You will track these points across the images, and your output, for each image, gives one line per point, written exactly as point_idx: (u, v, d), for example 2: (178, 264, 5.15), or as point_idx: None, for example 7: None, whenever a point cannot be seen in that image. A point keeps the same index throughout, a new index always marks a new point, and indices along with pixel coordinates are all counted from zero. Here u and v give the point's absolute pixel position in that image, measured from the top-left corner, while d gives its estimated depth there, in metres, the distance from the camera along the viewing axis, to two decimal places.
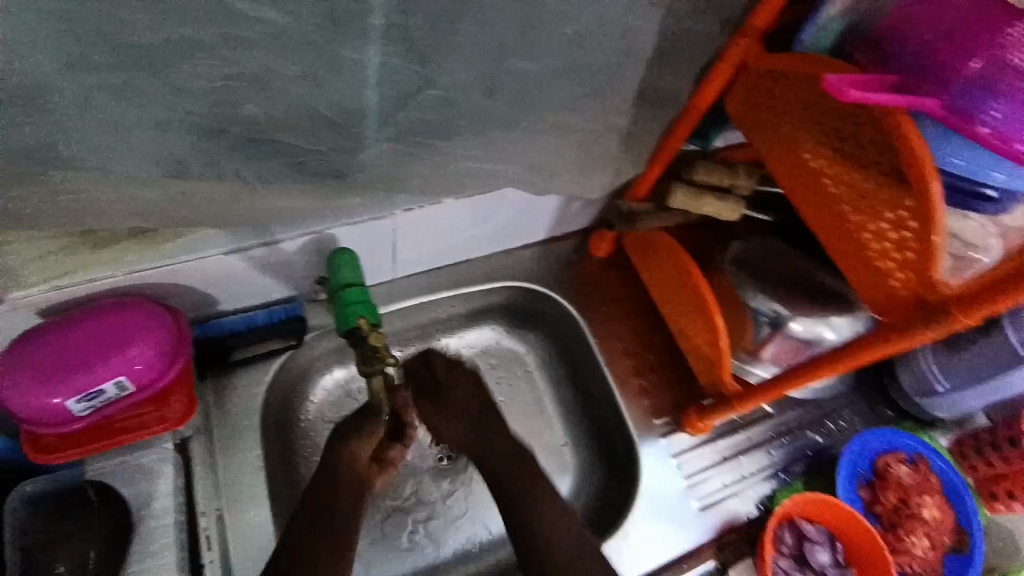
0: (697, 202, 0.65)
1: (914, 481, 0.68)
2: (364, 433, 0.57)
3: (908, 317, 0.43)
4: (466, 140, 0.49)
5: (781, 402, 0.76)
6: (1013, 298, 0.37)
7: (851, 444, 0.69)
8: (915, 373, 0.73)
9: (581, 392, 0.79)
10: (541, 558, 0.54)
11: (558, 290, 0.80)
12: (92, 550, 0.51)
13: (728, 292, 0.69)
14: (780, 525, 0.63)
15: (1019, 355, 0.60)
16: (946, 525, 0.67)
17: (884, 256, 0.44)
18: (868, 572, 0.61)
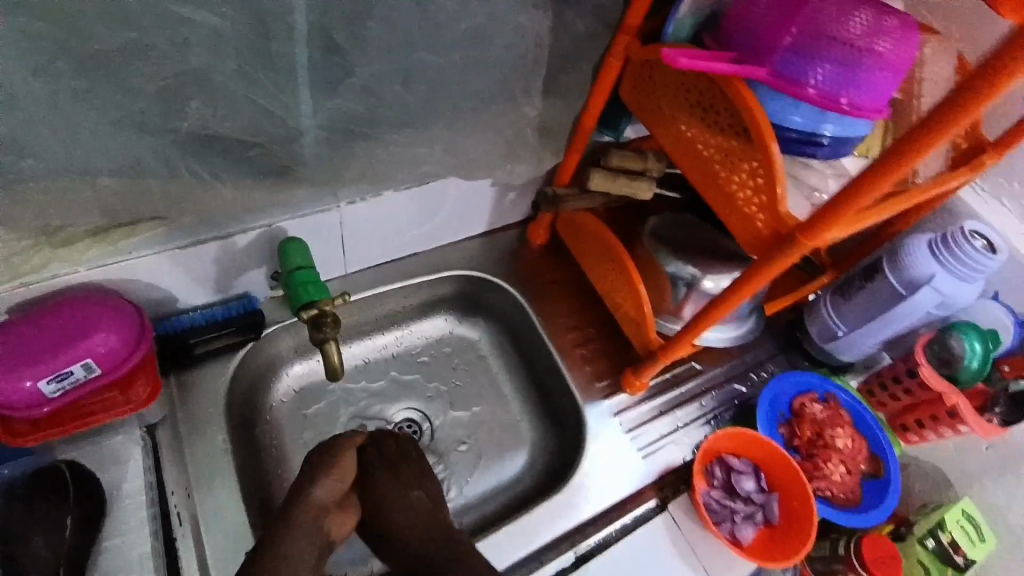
0: (613, 183, 0.74)
1: (825, 415, 0.77)
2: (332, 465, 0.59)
3: (772, 248, 0.51)
4: (394, 128, 0.56)
5: (708, 360, 0.84)
6: (840, 219, 0.46)
7: (767, 389, 0.78)
8: (819, 322, 0.83)
9: (531, 367, 0.85)
10: None
11: (503, 276, 0.87)
12: (69, 517, 0.53)
13: (649, 261, 0.78)
14: (710, 462, 0.71)
15: (899, 294, 0.73)
16: (860, 452, 0.76)
17: (747, 204, 0.53)
18: (789, 496, 0.69)
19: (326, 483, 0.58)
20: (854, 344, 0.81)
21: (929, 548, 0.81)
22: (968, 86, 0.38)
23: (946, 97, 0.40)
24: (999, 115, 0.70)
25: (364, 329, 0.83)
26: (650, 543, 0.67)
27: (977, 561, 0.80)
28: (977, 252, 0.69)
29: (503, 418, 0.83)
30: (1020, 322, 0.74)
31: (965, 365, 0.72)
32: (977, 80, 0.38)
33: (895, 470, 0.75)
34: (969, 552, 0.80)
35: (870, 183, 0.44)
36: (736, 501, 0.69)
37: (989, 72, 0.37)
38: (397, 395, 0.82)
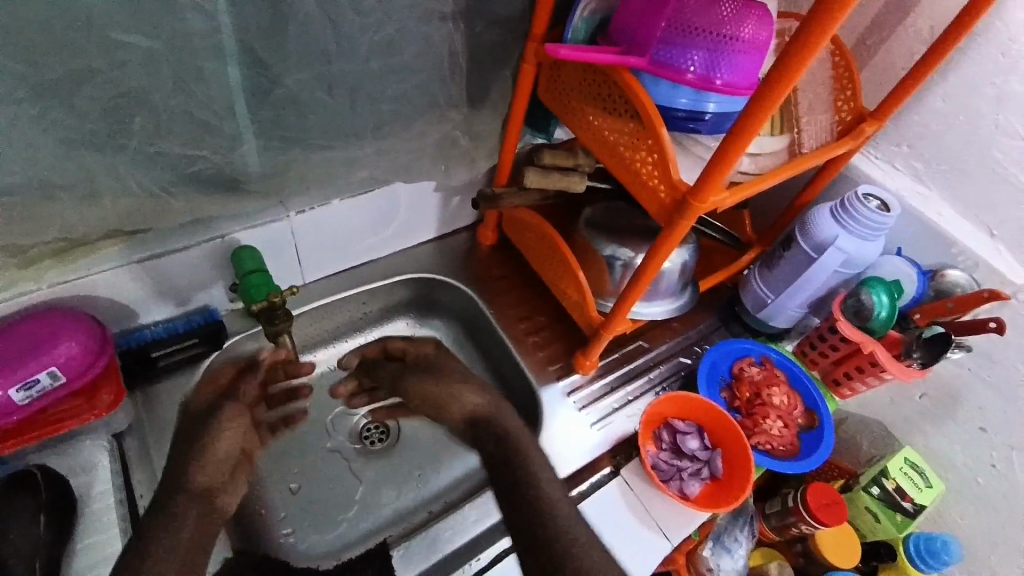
0: (547, 178, 0.80)
1: (761, 376, 0.83)
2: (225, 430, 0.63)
3: (672, 215, 0.58)
4: (323, 128, 0.64)
5: (654, 338, 0.90)
6: (717, 181, 0.53)
7: (704, 359, 0.84)
8: (751, 294, 0.90)
9: (490, 360, 0.90)
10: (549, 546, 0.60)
11: (456, 277, 0.92)
12: (42, 515, 0.55)
13: (589, 248, 0.83)
14: (658, 427, 0.76)
15: (812, 257, 0.80)
16: (795, 407, 0.82)
17: (649, 178, 0.60)
18: (731, 451, 0.74)
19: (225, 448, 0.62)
20: (782, 309, 0.87)
21: (874, 494, 0.83)
22: (785, 55, 0.46)
23: (772, 71, 0.47)
24: (877, 88, 0.79)
25: (327, 337, 0.87)
26: (608, 506, 0.71)
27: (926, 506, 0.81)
28: (873, 213, 0.76)
29: None
30: (923, 273, 0.80)
31: (875, 316, 0.78)
32: (788, 56, 0.45)
33: (828, 422, 0.81)
34: (916, 498, 0.81)
35: (735, 145, 0.51)
36: (682, 459, 0.73)
37: (796, 49, 0.45)
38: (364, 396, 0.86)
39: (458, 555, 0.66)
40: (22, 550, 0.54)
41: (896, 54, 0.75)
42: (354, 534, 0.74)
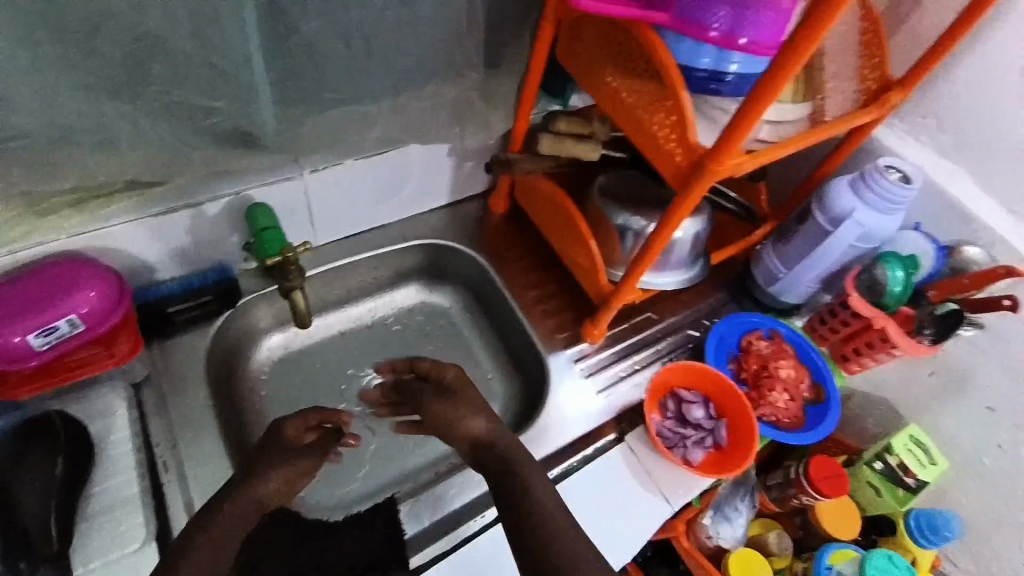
0: (561, 146, 0.80)
1: (769, 349, 0.83)
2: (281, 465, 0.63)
3: (688, 178, 0.57)
4: (339, 85, 0.64)
5: (663, 310, 0.90)
6: (734, 143, 0.52)
7: (711, 333, 0.84)
8: (763, 269, 0.89)
9: (498, 328, 0.90)
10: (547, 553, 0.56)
11: (466, 244, 0.92)
12: (59, 458, 0.58)
13: (601, 219, 0.82)
14: (664, 396, 0.76)
15: (827, 230, 0.79)
16: (803, 380, 0.82)
17: (665, 141, 0.59)
18: (735, 421, 0.74)
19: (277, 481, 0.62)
20: (795, 283, 0.86)
21: (877, 470, 0.84)
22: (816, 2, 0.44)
23: (796, 28, 0.46)
24: (905, 56, 0.76)
25: (336, 301, 0.88)
26: (609, 470, 0.72)
27: (928, 483, 0.81)
28: (893, 185, 0.74)
29: (474, 376, 0.88)
30: (941, 249, 0.78)
31: (888, 291, 0.77)
32: (813, 13, 0.44)
33: (834, 395, 0.81)
34: (919, 474, 0.81)
35: (754, 106, 0.50)
36: (686, 428, 0.74)
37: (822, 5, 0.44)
38: (371, 360, 0.87)
39: (459, 515, 0.68)
40: (40, 488, 0.56)
41: (931, 20, 0.72)
42: (361, 490, 0.76)
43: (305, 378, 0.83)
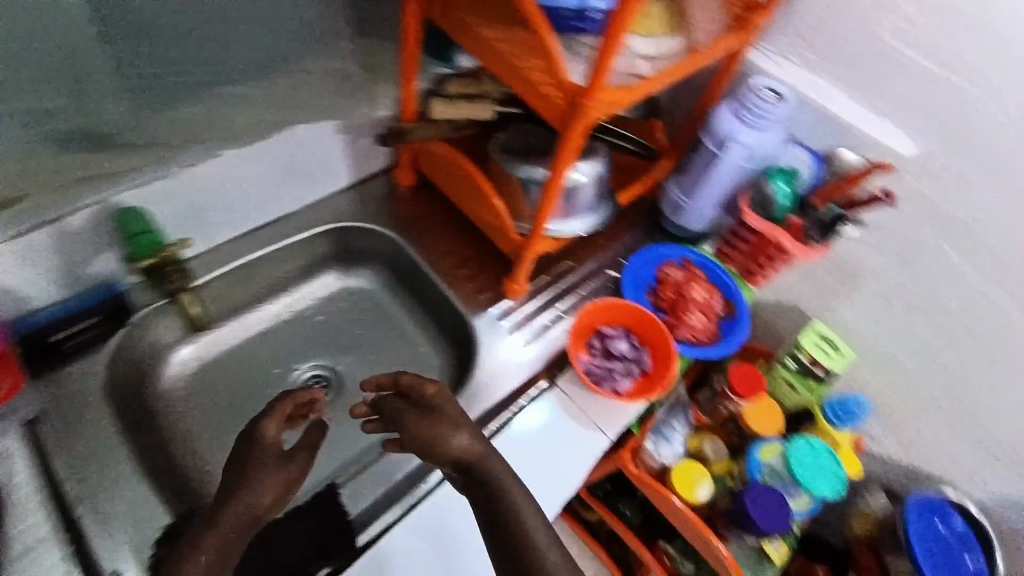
0: (453, 107, 0.81)
1: (681, 276, 0.87)
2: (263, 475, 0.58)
3: (567, 118, 0.58)
4: (183, 65, 0.70)
5: (580, 257, 0.92)
6: (602, 76, 0.53)
7: (626, 270, 0.88)
8: (670, 202, 0.94)
9: (422, 302, 0.89)
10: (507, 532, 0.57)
11: (377, 222, 0.89)
12: None
13: (503, 174, 0.81)
14: (588, 336, 0.79)
15: (716, 154, 0.84)
16: (714, 300, 0.86)
17: (542, 84, 0.59)
18: (657, 347, 0.77)
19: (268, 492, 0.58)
20: (696, 210, 0.91)
21: (790, 367, 0.91)
22: None
23: None
24: None
25: (249, 302, 0.84)
26: (545, 415, 0.75)
27: (837, 372, 0.89)
28: (765, 103, 0.79)
29: (407, 352, 0.87)
30: (818, 158, 0.84)
31: (777, 202, 0.82)
32: None
33: (743, 309, 0.86)
34: (828, 365, 0.89)
35: (613, 36, 0.51)
36: (614, 362, 0.77)
37: None
38: (296, 356, 0.84)
39: (400, 486, 0.69)
40: None
41: None
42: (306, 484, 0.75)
43: (227, 387, 0.79)
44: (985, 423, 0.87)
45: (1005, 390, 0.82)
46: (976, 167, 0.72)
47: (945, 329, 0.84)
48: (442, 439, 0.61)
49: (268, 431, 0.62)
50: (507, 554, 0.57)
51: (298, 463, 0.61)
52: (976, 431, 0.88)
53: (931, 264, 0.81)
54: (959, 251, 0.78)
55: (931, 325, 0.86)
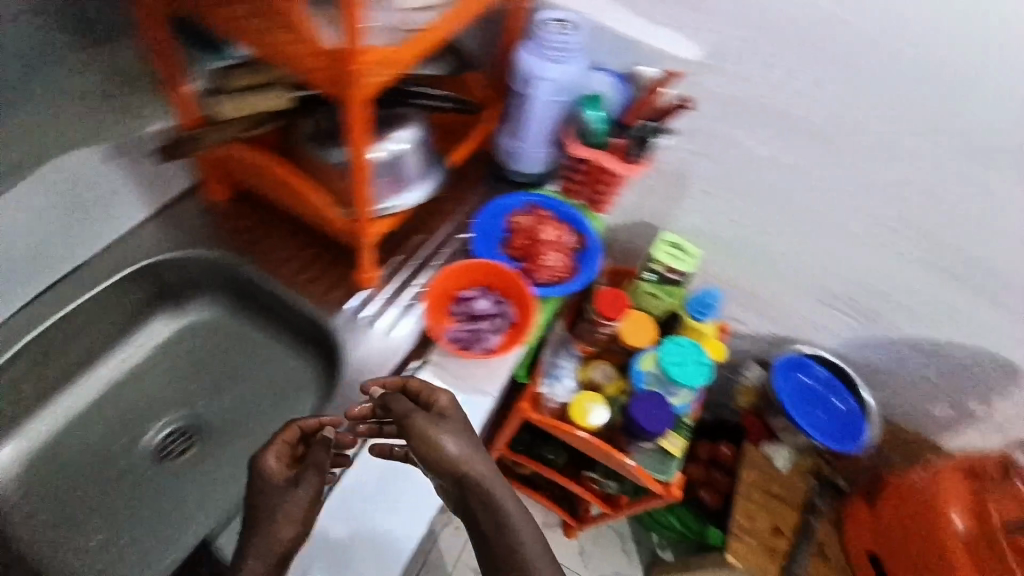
0: (244, 105, 0.73)
1: (529, 221, 0.87)
2: (277, 508, 0.57)
3: (340, 87, 0.54)
4: None
5: (430, 228, 0.90)
6: (355, 31, 0.50)
7: (476, 229, 0.87)
8: (505, 152, 0.93)
9: (270, 318, 0.83)
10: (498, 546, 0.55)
11: (197, 245, 0.81)
12: None
13: (316, 164, 0.76)
14: (449, 304, 0.78)
15: (528, 95, 0.84)
16: (566, 237, 0.87)
17: (305, 57, 0.55)
18: (516, 296, 0.77)
19: (288, 523, 0.56)
20: (526, 152, 0.92)
21: (650, 280, 0.97)
22: None
23: None
24: None
25: (71, 374, 0.77)
26: None
27: (691, 273, 0.96)
28: (556, 35, 0.79)
29: (272, 373, 0.82)
30: (622, 78, 0.86)
31: (591, 129, 0.84)
32: None
33: (593, 239, 0.88)
34: (682, 269, 0.95)
35: None
36: (479, 321, 0.77)
37: None
38: (150, 416, 0.79)
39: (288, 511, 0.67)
40: None
41: None
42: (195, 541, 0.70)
43: (76, 468, 0.74)
44: (812, 271, 0.99)
45: (818, 238, 0.93)
46: (738, 51, 0.78)
47: (766, 207, 0.93)
48: (435, 449, 0.57)
49: (271, 468, 0.59)
50: (493, 551, 0.56)
51: (306, 487, 0.58)
52: (810, 282, 1.00)
53: (735, 151, 0.88)
54: (751, 134, 0.85)
55: (754, 207, 0.94)
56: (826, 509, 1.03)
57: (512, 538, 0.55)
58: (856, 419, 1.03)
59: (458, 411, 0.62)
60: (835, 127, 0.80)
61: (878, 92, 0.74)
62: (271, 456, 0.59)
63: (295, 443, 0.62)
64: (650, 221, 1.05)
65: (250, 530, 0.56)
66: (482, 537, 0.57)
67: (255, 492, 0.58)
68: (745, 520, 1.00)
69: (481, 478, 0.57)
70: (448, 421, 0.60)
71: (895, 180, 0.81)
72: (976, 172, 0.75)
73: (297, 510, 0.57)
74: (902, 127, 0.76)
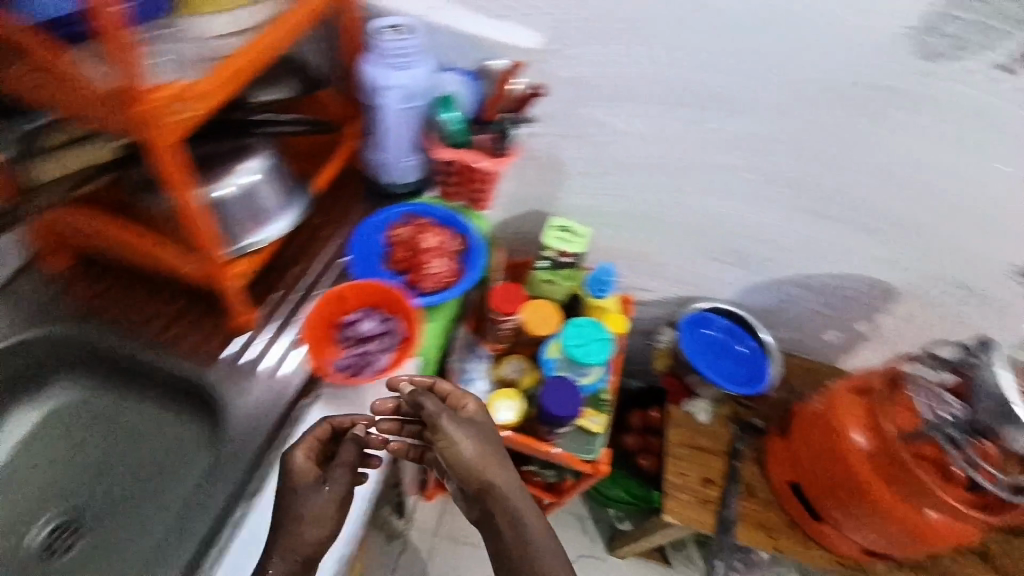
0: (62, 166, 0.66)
1: (408, 232, 0.85)
2: (306, 505, 0.61)
3: (131, 129, 0.53)
4: None
5: (306, 255, 0.85)
6: (123, 69, 0.50)
7: (352, 249, 0.84)
8: (377, 167, 0.91)
9: (141, 383, 0.77)
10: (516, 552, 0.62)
11: (43, 322, 0.75)
12: None
13: (156, 214, 0.71)
14: (335, 331, 0.75)
15: (382, 105, 0.82)
16: (448, 241, 0.86)
17: (92, 108, 0.54)
18: (401, 309, 0.75)
19: (315, 519, 0.61)
20: (394, 161, 0.89)
21: (545, 267, 0.98)
22: None
23: None
24: None
25: None
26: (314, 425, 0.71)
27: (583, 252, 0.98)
28: (391, 40, 0.78)
29: (154, 443, 0.76)
30: (474, 74, 0.85)
31: (451, 131, 0.83)
32: None
33: (476, 239, 0.87)
34: (573, 251, 0.97)
35: (105, 26, 0.48)
36: (367, 343, 0.74)
37: None
38: (27, 516, 0.71)
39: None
40: None
41: None
42: None
43: None
44: (694, 230, 1.02)
45: (690, 198, 0.97)
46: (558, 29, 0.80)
47: (634, 175, 0.96)
48: (462, 454, 0.63)
49: (302, 468, 0.63)
50: (506, 552, 0.63)
51: (335, 484, 0.63)
52: (694, 241, 1.04)
53: (593, 128, 0.90)
54: (599, 108, 0.87)
55: (624, 178, 0.97)
56: (749, 450, 1.07)
57: (523, 532, 0.62)
58: (758, 360, 1.10)
59: (480, 419, 0.68)
60: (666, 89, 0.82)
61: (696, 53, 0.78)
62: (303, 456, 0.64)
63: (321, 442, 0.66)
64: (536, 207, 1.06)
65: (280, 527, 0.61)
66: (499, 539, 0.63)
67: (287, 491, 0.62)
68: (676, 479, 1.04)
69: (505, 484, 0.63)
70: (473, 429, 0.66)
71: (740, 133, 0.85)
72: (802, 113, 0.81)
73: (326, 506, 0.62)
74: (721, 81, 0.80)
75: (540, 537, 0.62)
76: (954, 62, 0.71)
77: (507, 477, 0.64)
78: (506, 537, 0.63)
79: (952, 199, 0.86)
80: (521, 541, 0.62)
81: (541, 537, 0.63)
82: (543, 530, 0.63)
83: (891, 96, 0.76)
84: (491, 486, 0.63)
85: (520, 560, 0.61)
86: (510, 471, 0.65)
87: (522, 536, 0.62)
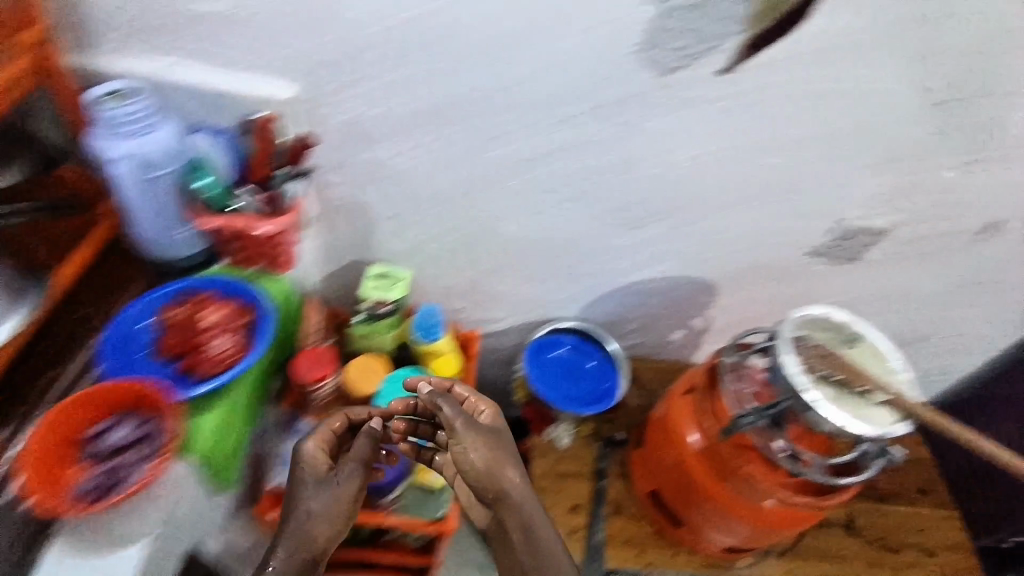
0: None
1: (185, 312, 0.76)
2: (311, 495, 0.76)
3: None
4: None
5: (60, 356, 0.77)
6: None
7: (110, 342, 0.74)
8: (145, 243, 0.80)
9: None
10: (529, 547, 0.76)
11: None
12: None
13: None
14: (81, 446, 0.66)
15: (127, 176, 0.73)
16: (233, 315, 0.77)
17: None
18: (158, 410, 0.67)
19: (320, 507, 0.76)
20: (164, 237, 0.79)
21: (360, 319, 0.93)
22: None
23: None
24: None
25: None
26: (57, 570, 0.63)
27: (403, 298, 0.93)
28: (117, 110, 0.70)
29: None
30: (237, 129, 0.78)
31: (213, 195, 0.75)
32: None
33: (267, 309, 0.78)
34: (389, 298, 0.92)
35: None
36: (121, 455, 0.66)
37: None
38: None
39: None
40: None
41: None
42: None
43: None
44: (516, 258, 1.00)
45: (502, 228, 0.94)
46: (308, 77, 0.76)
47: (440, 213, 0.92)
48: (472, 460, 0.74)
49: (315, 460, 0.78)
50: (516, 543, 0.77)
51: (342, 475, 0.78)
52: (521, 268, 1.02)
53: (382, 170, 0.86)
54: (378, 150, 0.84)
55: (432, 216, 0.93)
56: (613, 466, 1.06)
57: (529, 530, 0.76)
58: (609, 374, 1.09)
59: (494, 424, 0.81)
60: (437, 126, 0.80)
61: (450, 87, 0.76)
62: (315, 445, 0.79)
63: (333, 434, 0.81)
64: (355, 255, 1.00)
65: (292, 512, 0.76)
66: (512, 530, 0.77)
67: (302, 476, 0.77)
68: None
69: (513, 487, 0.76)
70: (486, 439, 0.76)
71: (523, 158, 0.84)
72: (571, 133, 0.81)
73: (334, 495, 0.77)
74: (484, 114, 0.79)
75: (546, 534, 0.77)
76: (685, 71, 0.73)
77: (515, 484, 0.76)
78: (510, 528, 0.77)
79: (734, 197, 0.88)
80: (535, 536, 0.77)
81: (550, 535, 0.77)
82: (548, 527, 0.78)
83: (645, 108, 0.78)
84: (499, 488, 0.75)
85: (527, 549, 0.76)
86: (515, 474, 0.77)
87: (530, 531, 0.76)
